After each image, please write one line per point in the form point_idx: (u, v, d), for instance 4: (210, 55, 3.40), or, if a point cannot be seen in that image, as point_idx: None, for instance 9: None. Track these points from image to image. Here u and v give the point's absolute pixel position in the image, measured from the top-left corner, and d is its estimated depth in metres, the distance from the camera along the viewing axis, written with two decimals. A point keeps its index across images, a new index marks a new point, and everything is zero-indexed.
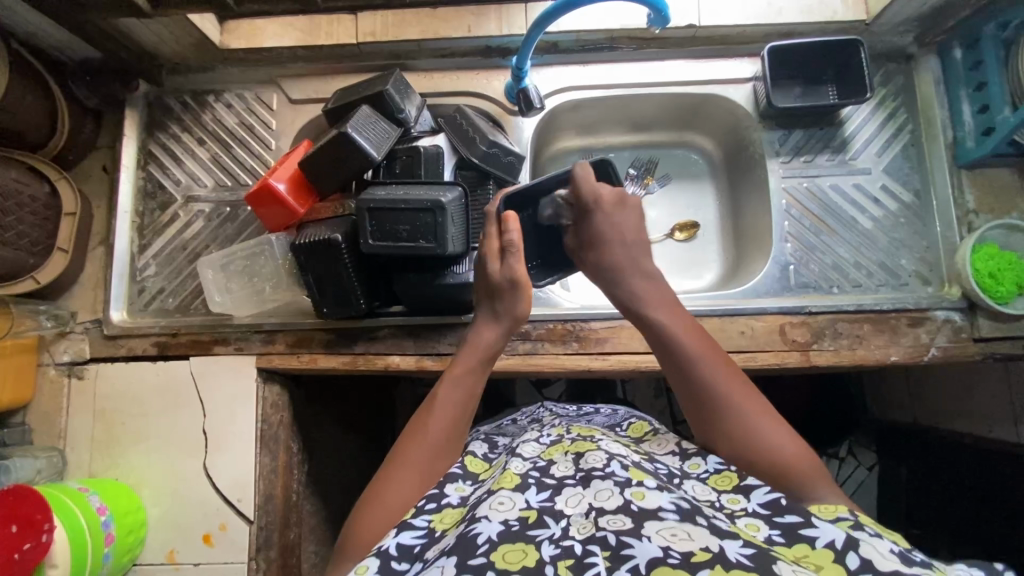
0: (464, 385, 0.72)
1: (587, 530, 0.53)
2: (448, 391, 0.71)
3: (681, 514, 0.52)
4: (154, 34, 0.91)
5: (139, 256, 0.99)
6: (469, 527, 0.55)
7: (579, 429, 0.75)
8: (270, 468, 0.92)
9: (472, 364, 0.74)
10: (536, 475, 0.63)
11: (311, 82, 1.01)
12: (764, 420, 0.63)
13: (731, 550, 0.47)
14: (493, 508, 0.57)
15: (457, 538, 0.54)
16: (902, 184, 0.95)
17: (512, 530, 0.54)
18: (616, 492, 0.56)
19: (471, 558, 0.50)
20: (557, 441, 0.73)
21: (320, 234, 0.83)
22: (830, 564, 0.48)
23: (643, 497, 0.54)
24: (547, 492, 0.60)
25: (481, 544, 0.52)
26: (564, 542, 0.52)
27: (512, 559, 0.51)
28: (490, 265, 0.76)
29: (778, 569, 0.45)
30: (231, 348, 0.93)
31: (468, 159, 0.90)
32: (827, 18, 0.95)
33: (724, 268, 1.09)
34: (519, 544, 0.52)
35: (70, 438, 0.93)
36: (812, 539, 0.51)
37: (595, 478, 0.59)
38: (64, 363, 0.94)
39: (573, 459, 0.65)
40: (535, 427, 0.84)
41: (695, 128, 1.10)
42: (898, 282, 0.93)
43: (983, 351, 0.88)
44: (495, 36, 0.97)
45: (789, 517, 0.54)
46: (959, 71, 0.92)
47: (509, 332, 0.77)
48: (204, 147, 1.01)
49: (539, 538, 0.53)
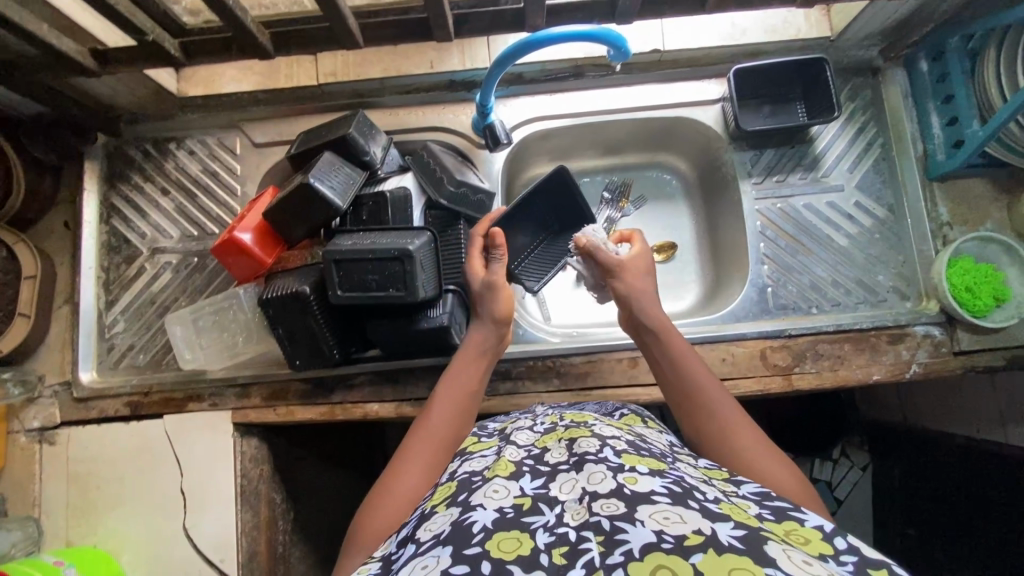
0: (459, 379, 0.77)
1: (581, 515, 0.50)
2: (447, 386, 0.76)
3: (673, 497, 0.50)
4: (108, 88, 0.88)
5: (106, 312, 0.96)
6: (465, 515, 0.53)
7: (573, 415, 0.72)
8: (253, 524, 0.90)
9: (466, 362, 0.79)
10: (530, 462, 0.61)
11: (273, 124, 0.99)
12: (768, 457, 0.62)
13: (723, 533, 0.46)
14: (486, 497, 0.55)
15: (453, 527, 0.53)
16: (876, 199, 0.95)
17: (507, 518, 0.52)
18: (608, 475, 0.54)
19: (465, 548, 0.49)
20: (551, 429, 0.69)
21: (290, 286, 0.81)
22: (818, 540, 0.47)
23: (635, 483, 0.52)
24: (540, 479, 0.57)
25: (477, 533, 0.50)
26: (558, 529, 0.50)
27: (507, 547, 0.49)
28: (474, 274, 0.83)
29: (770, 551, 0.44)
30: (206, 404, 0.91)
31: (437, 201, 0.88)
32: (791, 36, 0.94)
33: (703, 287, 1.08)
34: (514, 531, 0.50)
35: (46, 505, 0.90)
36: (801, 519, 0.50)
37: (587, 462, 0.56)
38: (36, 429, 0.92)
39: (566, 444, 0.62)
40: (525, 415, 0.80)
41: (667, 150, 1.09)
42: (876, 298, 0.92)
43: (964, 365, 0.88)
44: (459, 70, 0.95)
45: (777, 502, 0.53)
46: (926, 84, 0.92)
47: (504, 333, 0.81)
48: (168, 196, 0.99)
49: (534, 525, 0.51)
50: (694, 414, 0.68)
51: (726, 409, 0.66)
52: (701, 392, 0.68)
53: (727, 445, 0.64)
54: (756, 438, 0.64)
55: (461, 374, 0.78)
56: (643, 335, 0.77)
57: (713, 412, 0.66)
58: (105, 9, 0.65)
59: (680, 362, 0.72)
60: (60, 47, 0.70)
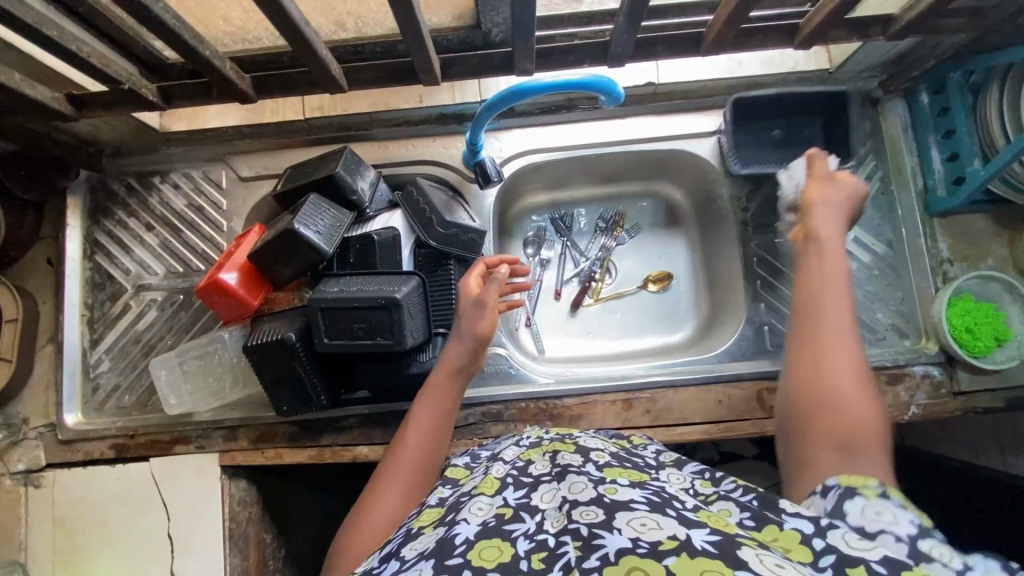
0: (434, 402, 0.74)
1: (560, 522, 0.49)
2: (420, 408, 0.74)
3: (651, 505, 0.49)
4: (88, 126, 0.86)
5: (91, 351, 0.95)
6: (448, 530, 0.51)
7: (558, 429, 0.71)
8: (241, 569, 0.89)
9: (439, 382, 0.76)
10: (514, 475, 0.59)
11: (259, 157, 0.97)
12: (852, 384, 0.57)
13: (698, 538, 0.45)
14: (468, 513, 0.53)
15: (436, 543, 0.50)
16: (874, 235, 0.93)
17: (489, 527, 0.50)
18: (590, 485, 0.52)
19: (448, 559, 0.47)
20: (536, 443, 0.68)
21: (275, 333, 0.79)
22: (797, 546, 0.45)
23: (615, 492, 0.51)
24: (523, 489, 0.56)
25: (459, 545, 0.48)
26: (539, 536, 0.49)
27: (488, 557, 0.47)
28: (469, 280, 0.82)
29: (742, 554, 0.43)
30: (192, 447, 0.90)
31: (427, 242, 0.86)
32: (789, 68, 0.92)
33: (699, 319, 1.06)
34: (495, 540, 0.49)
35: (31, 550, 0.89)
36: (780, 521, 0.48)
37: (570, 473, 0.55)
38: (20, 472, 0.90)
39: (549, 457, 0.61)
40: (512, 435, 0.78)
41: (662, 179, 1.07)
42: (875, 337, 0.90)
43: (963, 406, 0.86)
44: (449, 105, 0.94)
45: (764, 505, 0.52)
46: (926, 117, 0.90)
47: (479, 349, 0.78)
48: (153, 232, 0.97)
49: (516, 534, 0.49)
50: (810, 325, 0.61)
51: (843, 323, 0.60)
52: (826, 294, 0.61)
53: (824, 371, 0.58)
54: (854, 367, 0.58)
55: (436, 394, 0.75)
56: (806, 249, 0.66)
57: (832, 332, 0.59)
58: (78, 60, 0.64)
59: (818, 261, 0.64)
60: (34, 95, 0.68)
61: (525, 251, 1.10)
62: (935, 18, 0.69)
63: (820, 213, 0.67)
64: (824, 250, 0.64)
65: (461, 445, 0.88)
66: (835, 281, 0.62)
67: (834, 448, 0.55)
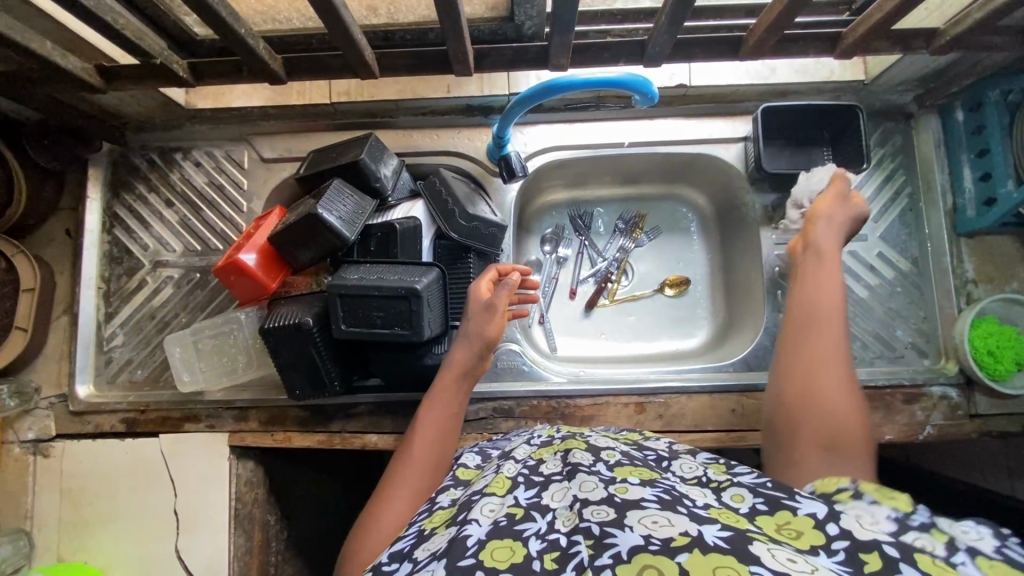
0: (440, 405, 0.74)
1: (571, 521, 0.48)
2: (427, 411, 0.74)
3: (662, 503, 0.48)
4: (114, 99, 0.86)
5: (105, 325, 0.95)
6: (459, 530, 0.50)
7: (569, 428, 0.70)
8: (245, 549, 0.89)
9: (446, 385, 0.76)
10: (525, 473, 0.58)
11: (283, 140, 0.96)
12: (837, 386, 0.62)
13: (709, 534, 0.43)
14: (478, 510, 0.52)
15: (448, 542, 0.49)
16: (900, 252, 0.92)
17: (500, 527, 0.49)
18: (600, 485, 0.51)
19: (459, 560, 0.46)
20: (547, 442, 0.67)
21: (293, 317, 0.78)
22: (811, 529, 0.45)
23: (626, 491, 0.50)
24: (534, 489, 0.55)
25: (471, 546, 0.47)
26: (551, 536, 0.48)
27: (500, 557, 0.46)
28: (479, 282, 0.81)
29: (753, 549, 0.41)
30: (202, 425, 0.90)
31: (448, 234, 0.86)
32: (824, 77, 0.91)
33: (714, 326, 1.05)
34: (507, 541, 0.48)
35: (37, 518, 0.89)
36: (794, 507, 0.47)
37: (580, 471, 0.55)
38: (29, 441, 0.91)
39: (561, 456, 0.60)
40: (522, 433, 0.76)
41: (685, 183, 1.06)
42: (894, 354, 0.90)
43: (979, 429, 0.85)
44: (476, 96, 0.93)
45: (774, 491, 0.51)
46: (961, 135, 0.88)
47: (485, 353, 0.78)
48: (173, 209, 0.97)
49: (527, 533, 0.48)
50: (802, 327, 0.66)
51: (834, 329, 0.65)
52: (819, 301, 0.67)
53: (812, 372, 0.63)
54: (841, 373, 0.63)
55: (442, 397, 0.75)
56: (804, 255, 0.73)
57: (822, 336, 0.65)
58: (113, 33, 0.63)
59: (811, 273, 0.71)
60: (64, 65, 0.68)
61: (542, 249, 1.09)
62: (981, 36, 0.68)
63: (822, 226, 0.74)
64: (825, 267, 0.70)
65: (470, 439, 0.87)
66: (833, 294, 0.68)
67: (821, 444, 0.59)
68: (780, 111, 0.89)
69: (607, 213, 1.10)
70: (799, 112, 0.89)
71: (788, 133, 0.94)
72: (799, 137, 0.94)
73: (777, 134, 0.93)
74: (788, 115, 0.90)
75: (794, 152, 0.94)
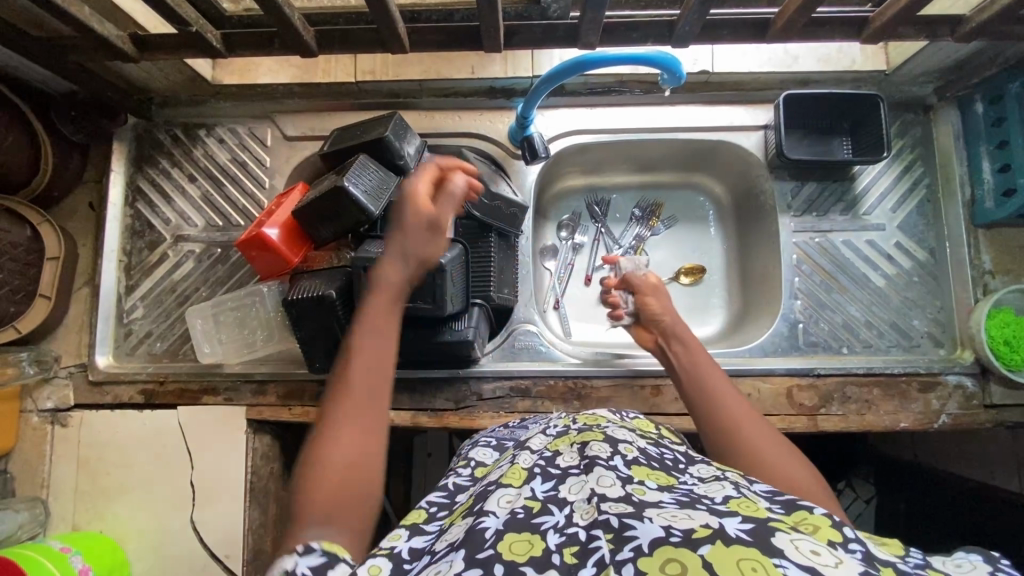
0: (376, 333, 0.63)
1: (591, 515, 0.48)
2: (359, 341, 0.62)
3: (681, 504, 0.48)
4: (143, 72, 0.87)
5: (125, 297, 0.95)
6: (475, 522, 0.49)
7: (585, 417, 0.70)
8: (259, 523, 0.90)
9: (379, 311, 0.64)
10: (541, 465, 0.58)
11: (306, 118, 0.97)
12: (772, 442, 0.61)
13: (731, 527, 0.43)
14: (495, 502, 0.52)
15: (464, 533, 0.49)
16: (917, 242, 0.92)
17: (517, 519, 0.49)
18: (618, 483, 0.52)
19: (478, 551, 0.45)
20: (563, 433, 0.67)
21: (315, 289, 0.79)
22: (827, 525, 0.44)
23: (643, 493, 0.50)
24: (551, 481, 0.55)
25: (489, 536, 0.47)
26: (569, 530, 0.48)
27: (518, 550, 0.46)
28: (421, 189, 0.70)
29: (777, 542, 0.41)
30: (220, 398, 0.90)
31: (469, 212, 0.86)
32: (845, 66, 0.92)
33: (729, 314, 1.05)
34: (525, 534, 0.47)
35: (54, 487, 0.90)
36: (810, 507, 0.47)
37: (598, 465, 0.54)
38: (48, 410, 0.91)
39: (578, 448, 0.59)
40: (538, 421, 0.78)
41: (703, 172, 1.07)
42: (909, 343, 0.90)
43: (994, 419, 0.86)
44: (500, 78, 0.93)
45: (788, 496, 0.50)
46: (981, 126, 0.88)
47: (421, 273, 0.69)
48: (195, 184, 0.98)
49: (545, 526, 0.48)
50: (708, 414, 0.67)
51: (730, 400, 0.68)
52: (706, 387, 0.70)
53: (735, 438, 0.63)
54: (765, 429, 0.63)
55: (376, 322, 0.64)
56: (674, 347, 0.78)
57: (727, 411, 0.66)
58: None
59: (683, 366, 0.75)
60: (100, 31, 0.68)
61: (559, 234, 1.09)
62: (1006, 24, 0.69)
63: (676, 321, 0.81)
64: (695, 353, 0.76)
65: (487, 417, 0.88)
66: (711, 379, 0.71)
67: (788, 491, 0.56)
68: (802, 100, 0.90)
69: (624, 200, 1.10)
70: (823, 100, 0.89)
71: (809, 123, 0.95)
72: (822, 125, 0.95)
73: (797, 122, 0.94)
74: (810, 103, 0.91)
75: (815, 141, 0.95)
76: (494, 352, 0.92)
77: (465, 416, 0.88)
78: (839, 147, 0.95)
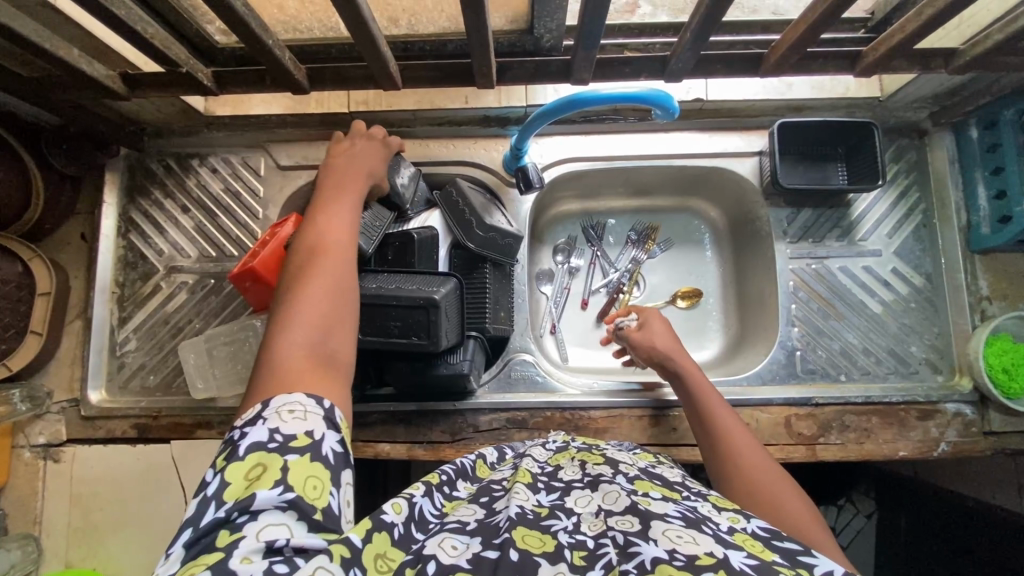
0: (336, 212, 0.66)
1: (598, 527, 0.48)
2: (320, 220, 0.65)
3: (686, 520, 0.46)
4: (135, 106, 0.86)
5: (118, 329, 0.94)
6: (489, 516, 0.49)
7: (585, 439, 0.71)
8: None
9: (337, 198, 0.68)
10: (545, 478, 0.57)
11: (300, 147, 0.97)
12: (779, 480, 0.59)
13: (735, 559, 0.41)
14: (507, 498, 0.51)
15: (477, 522, 0.49)
16: (914, 267, 0.92)
17: (528, 517, 0.48)
18: (624, 494, 0.51)
19: (494, 538, 0.46)
20: (563, 449, 0.67)
21: None
22: None
23: (650, 504, 0.49)
24: (555, 493, 0.54)
25: (504, 524, 0.47)
26: (579, 535, 0.47)
27: (531, 543, 0.45)
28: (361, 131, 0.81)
29: None
30: (214, 432, 0.90)
31: (465, 244, 0.86)
32: (839, 94, 0.92)
33: (728, 338, 1.05)
34: (536, 530, 0.46)
35: (47, 524, 0.89)
36: (810, 564, 0.41)
37: (603, 482, 0.54)
38: (40, 445, 0.90)
39: (578, 465, 0.60)
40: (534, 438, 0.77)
41: (699, 195, 1.07)
42: (908, 370, 0.90)
43: (993, 446, 0.85)
44: (494, 107, 0.93)
45: (786, 543, 0.44)
46: (977, 152, 0.88)
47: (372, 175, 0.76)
48: (188, 214, 0.97)
49: (555, 528, 0.47)
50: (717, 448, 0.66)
51: (739, 434, 0.66)
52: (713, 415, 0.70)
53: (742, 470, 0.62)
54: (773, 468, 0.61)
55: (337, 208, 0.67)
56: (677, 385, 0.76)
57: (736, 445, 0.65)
58: (141, 41, 0.64)
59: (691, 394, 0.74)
60: (89, 72, 0.68)
61: (555, 258, 1.09)
62: (998, 57, 0.68)
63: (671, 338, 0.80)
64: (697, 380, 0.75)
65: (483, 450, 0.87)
66: (716, 408, 0.71)
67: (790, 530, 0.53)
68: (795, 128, 0.90)
69: (621, 224, 1.10)
70: (819, 128, 0.89)
71: (804, 152, 0.95)
72: (819, 153, 0.95)
73: (791, 149, 0.94)
74: (802, 131, 0.90)
75: (811, 169, 0.95)
76: (490, 383, 0.91)
77: (461, 449, 0.87)
78: (835, 175, 0.95)
